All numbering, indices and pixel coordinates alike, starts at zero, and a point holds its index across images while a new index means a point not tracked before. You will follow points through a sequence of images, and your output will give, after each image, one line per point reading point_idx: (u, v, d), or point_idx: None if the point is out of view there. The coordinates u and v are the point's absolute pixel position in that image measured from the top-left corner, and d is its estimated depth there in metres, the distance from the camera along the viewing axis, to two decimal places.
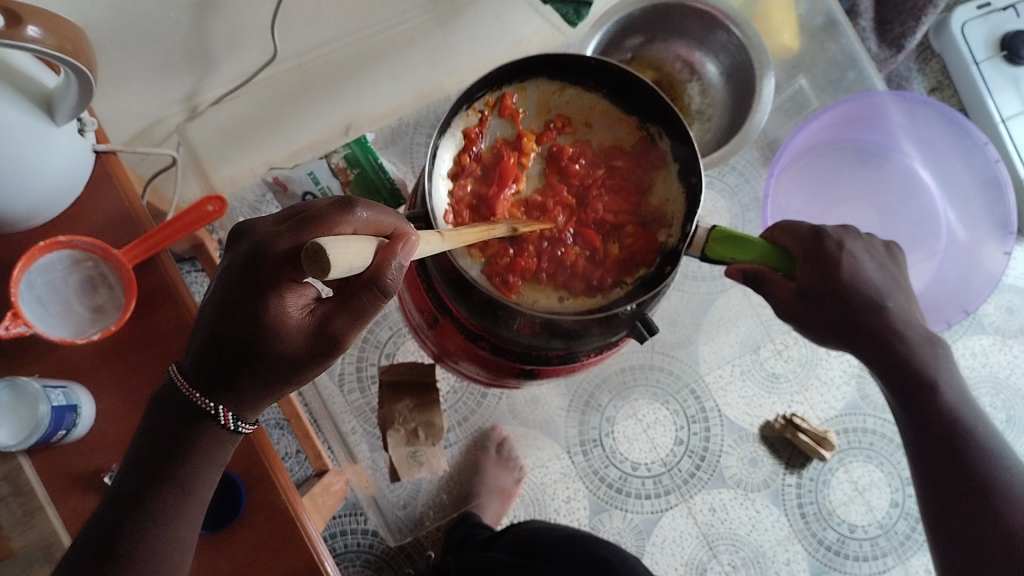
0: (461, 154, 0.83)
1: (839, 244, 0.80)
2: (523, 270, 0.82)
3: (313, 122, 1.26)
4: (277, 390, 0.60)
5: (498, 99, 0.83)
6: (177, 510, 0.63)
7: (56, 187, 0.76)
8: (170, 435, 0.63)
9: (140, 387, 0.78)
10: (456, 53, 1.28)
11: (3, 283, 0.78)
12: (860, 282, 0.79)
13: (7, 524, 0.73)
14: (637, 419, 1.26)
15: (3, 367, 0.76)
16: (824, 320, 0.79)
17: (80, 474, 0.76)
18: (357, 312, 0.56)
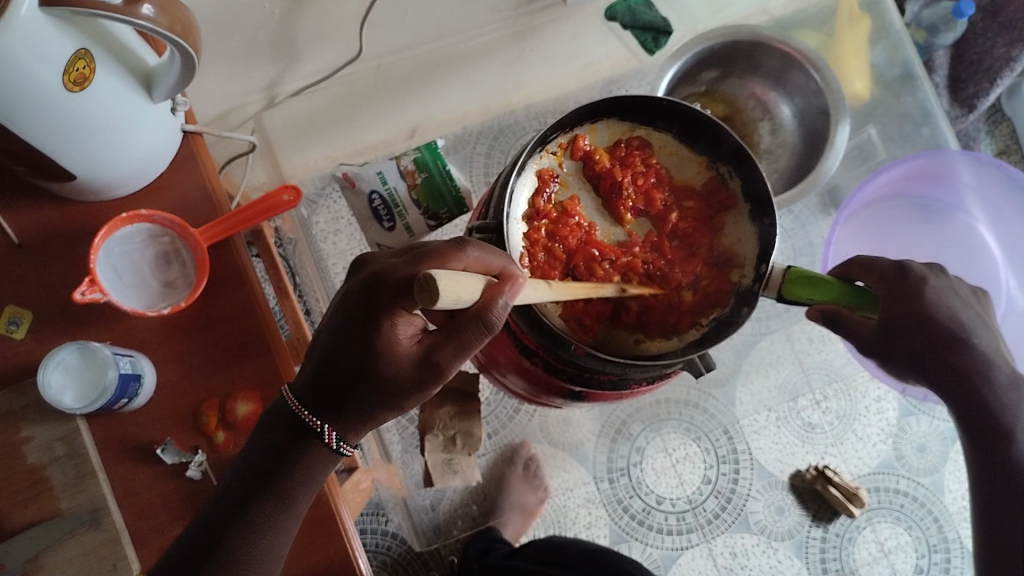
0: (535, 195, 0.82)
1: (922, 279, 0.77)
2: (599, 313, 0.82)
3: (379, 124, 1.26)
4: (381, 414, 0.64)
5: (571, 142, 0.83)
6: (271, 522, 0.66)
7: (143, 162, 0.79)
8: (276, 456, 0.66)
9: (200, 366, 0.80)
10: (528, 70, 1.28)
11: (81, 248, 0.81)
12: (942, 315, 0.75)
13: (59, 483, 0.74)
14: (667, 453, 1.25)
15: (73, 331, 0.78)
16: (908, 355, 0.75)
17: (134, 444, 0.77)
18: (461, 344, 0.60)
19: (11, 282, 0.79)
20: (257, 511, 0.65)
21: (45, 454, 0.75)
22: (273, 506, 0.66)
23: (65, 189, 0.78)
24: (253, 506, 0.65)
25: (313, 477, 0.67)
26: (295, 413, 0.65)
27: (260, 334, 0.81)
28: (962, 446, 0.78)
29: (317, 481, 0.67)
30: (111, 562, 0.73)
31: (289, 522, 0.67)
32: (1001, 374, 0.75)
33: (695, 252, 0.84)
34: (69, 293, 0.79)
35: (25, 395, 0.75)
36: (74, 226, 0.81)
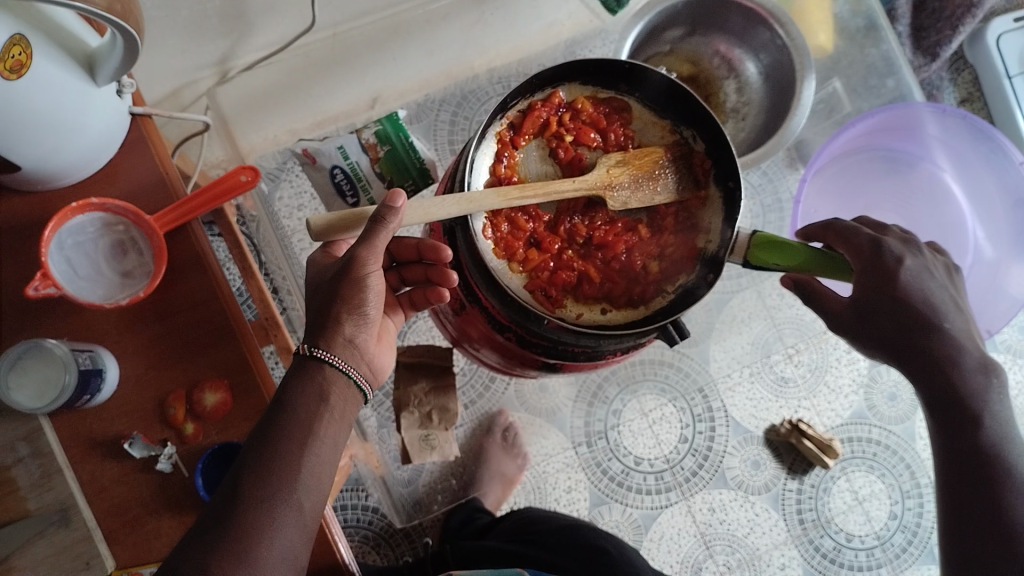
0: (496, 163, 0.76)
1: (897, 259, 0.76)
2: (564, 283, 0.77)
3: (339, 93, 1.23)
4: (337, 319, 0.67)
5: (529, 110, 0.77)
6: (285, 433, 0.62)
7: (92, 149, 0.76)
8: (285, 383, 0.65)
9: (163, 357, 0.78)
10: (491, 33, 1.26)
11: (31, 242, 0.78)
12: (915, 293, 0.75)
13: (25, 483, 0.73)
14: (643, 414, 1.25)
15: (30, 325, 0.76)
16: (881, 337, 0.76)
17: (101, 440, 0.75)
18: (367, 235, 0.65)
19: None
20: (283, 417, 0.63)
21: (8, 454, 0.73)
22: (298, 414, 0.63)
23: (11, 179, 0.74)
24: (281, 419, 0.62)
25: (323, 398, 0.64)
26: None
27: (224, 318, 0.79)
28: (929, 424, 0.79)
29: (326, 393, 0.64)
30: (85, 560, 0.72)
31: (314, 438, 0.62)
32: (970, 359, 0.75)
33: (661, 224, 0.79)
34: (22, 289, 0.76)
35: None
36: (22, 219, 0.78)
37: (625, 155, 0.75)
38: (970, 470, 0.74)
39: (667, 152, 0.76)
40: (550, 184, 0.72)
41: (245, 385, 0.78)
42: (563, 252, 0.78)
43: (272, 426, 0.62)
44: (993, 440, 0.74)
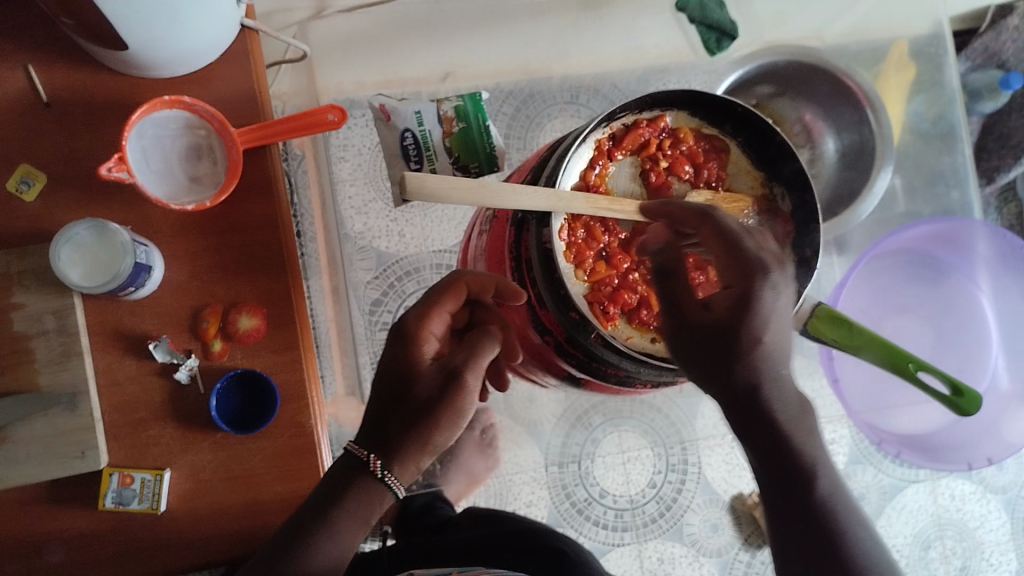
0: (588, 168, 0.75)
1: (769, 287, 0.62)
2: (623, 303, 0.76)
3: (415, 58, 1.22)
4: (420, 441, 0.70)
5: (633, 126, 0.76)
6: (318, 542, 0.70)
7: (196, 50, 0.76)
8: (338, 492, 0.71)
9: (208, 270, 0.77)
10: (578, 39, 1.26)
11: (110, 123, 0.77)
12: (768, 340, 0.63)
13: (43, 357, 0.72)
14: (620, 449, 1.25)
15: (89, 203, 0.75)
16: (719, 374, 0.64)
17: (126, 333, 0.74)
18: (476, 355, 0.71)
19: (30, 138, 0.75)
20: (325, 528, 0.70)
21: (33, 324, 0.72)
22: (336, 529, 0.70)
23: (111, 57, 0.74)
24: (320, 529, 0.70)
25: (361, 513, 0.71)
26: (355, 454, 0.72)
27: (276, 247, 0.78)
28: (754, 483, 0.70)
29: (369, 514, 0.72)
30: (81, 450, 0.71)
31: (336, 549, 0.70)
32: (794, 411, 0.66)
33: None
34: (92, 167, 0.76)
35: (24, 260, 0.72)
36: (108, 99, 0.77)
37: (714, 196, 0.76)
38: (815, 541, 0.65)
39: (754, 204, 0.77)
40: (641, 203, 0.72)
41: (282, 317, 0.77)
42: (629, 272, 0.77)
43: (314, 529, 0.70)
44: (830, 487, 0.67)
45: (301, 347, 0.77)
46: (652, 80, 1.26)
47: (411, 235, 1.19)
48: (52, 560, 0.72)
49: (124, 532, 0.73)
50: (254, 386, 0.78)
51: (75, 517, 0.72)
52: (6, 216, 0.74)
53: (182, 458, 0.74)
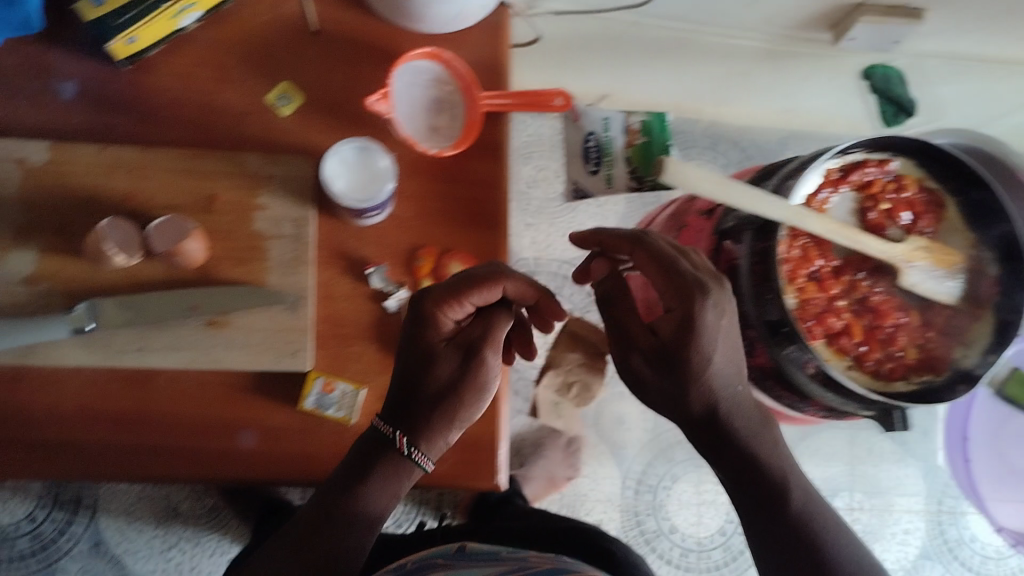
0: (816, 194, 0.81)
1: (710, 308, 0.66)
2: (828, 325, 0.83)
3: (590, 75, 1.29)
4: (442, 417, 0.69)
5: (865, 164, 0.82)
6: (346, 521, 0.68)
7: (458, 16, 0.79)
8: (364, 465, 0.69)
9: (430, 214, 0.82)
10: (743, 92, 1.34)
11: (365, 58, 0.80)
12: (715, 355, 0.67)
13: (276, 259, 0.78)
14: (697, 491, 1.32)
15: (337, 129, 0.80)
16: (669, 393, 0.69)
17: (348, 255, 0.81)
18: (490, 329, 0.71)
19: (293, 57, 0.80)
20: (344, 500, 0.68)
21: (272, 227, 0.78)
22: (356, 502, 0.68)
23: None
24: (341, 505, 0.68)
25: (388, 487, 0.69)
26: (380, 433, 0.70)
27: (492, 205, 0.83)
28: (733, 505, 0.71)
29: (397, 486, 0.69)
30: (293, 349, 0.77)
31: (364, 528, 0.69)
32: (753, 426, 0.69)
33: (928, 317, 0.85)
34: (343, 95, 0.80)
35: (275, 166, 0.78)
36: (366, 37, 0.81)
37: (931, 244, 0.82)
38: (792, 552, 0.66)
39: (962, 260, 0.83)
40: (866, 239, 0.78)
41: None
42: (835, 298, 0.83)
43: (337, 504, 0.68)
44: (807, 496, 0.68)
45: None
46: (803, 142, 1.39)
47: (541, 243, 1.34)
48: (244, 447, 0.76)
49: (311, 434, 0.78)
50: None
51: (271, 411, 0.78)
52: (258, 121, 0.79)
53: (377, 382, 0.79)
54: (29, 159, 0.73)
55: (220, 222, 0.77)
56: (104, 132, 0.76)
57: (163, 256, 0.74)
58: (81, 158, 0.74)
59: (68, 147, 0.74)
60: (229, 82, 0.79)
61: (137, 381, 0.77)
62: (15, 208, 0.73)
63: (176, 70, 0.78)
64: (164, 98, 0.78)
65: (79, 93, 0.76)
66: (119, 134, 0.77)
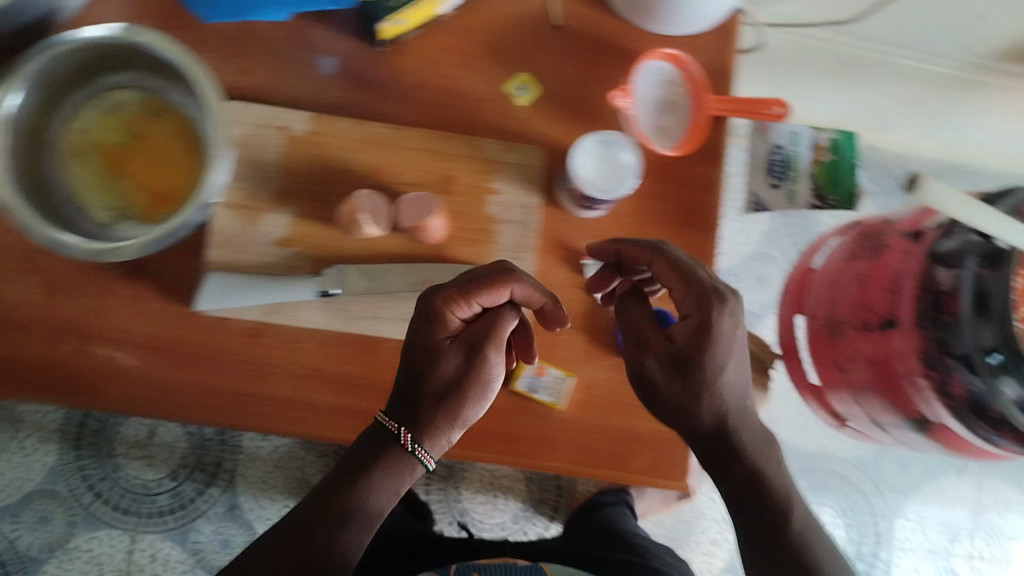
0: None
1: (728, 317, 0.66)
2: None
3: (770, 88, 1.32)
4: (447, 414, 0.68)
5: None
6: (348, 514, 0.66)
7: (699, 19, 0.81)
8: (365, 459, 0.68)
9: (645, 213, 0.84)
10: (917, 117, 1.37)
11: (601, 57, 0.84)
12: (728, 366, 0.67)
13: (503, 243, 0.82)
14: None
15: (568, 122, 0.84)
16: (679, 404, 0.68)
17: (566, 245, 0.83)
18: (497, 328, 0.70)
19: (536, 48, 0.84)
20: (345, 490, 0.67)
21: (503, 211, 0.82)
22: (360, 493, 0.67)
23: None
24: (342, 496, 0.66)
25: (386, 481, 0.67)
26: (385, 430, 0.69)
27: (707, 208, 0.84)
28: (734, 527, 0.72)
29: (396, 481, 0.68)
30: None
31: (360, 522, 0.66)
32: (762, 450, 0.70)
33: None
34: (577, 91, 0.84)
35: (511, 154, 0.82)
36: (605, 36, 0.84)
37: None
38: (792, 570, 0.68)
39: None
40: None
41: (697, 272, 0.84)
42: None
43: (342, 494, 0.66)
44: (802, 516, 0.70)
45: None
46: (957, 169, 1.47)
47: None
48: None
49: (519, 414, 0.82)
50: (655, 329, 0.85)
51: None
52: (496, 109, 0.83)
53: (581, 369, 0.84)
54: (292, 128, 0.79)
55: (457, 203, 0.81)
56: (357, 108, 0.82)
57: (408, 231, 0.79)
58: (340, 132, 0.80)
59: (328, 121, 0.80)
60: (475, 68, 0.83)
61: (365, 351, 0.81)
62: (277, 175, 0.79)
63: (429, 52, 0.83)
64: (414, 80, 0.82)
65: (339, 70, 0.82)
66: (369, 111, 0.82)
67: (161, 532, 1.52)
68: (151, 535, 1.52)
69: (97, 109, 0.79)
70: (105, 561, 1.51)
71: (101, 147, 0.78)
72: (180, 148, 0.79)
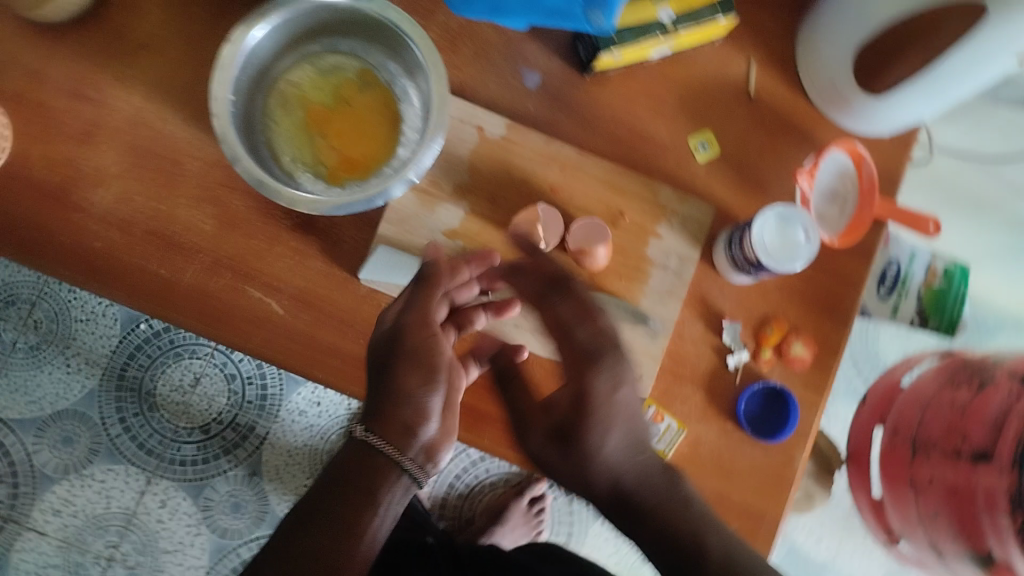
0: None
1: (602, 378, 0.74)
2: None
3: None
4: (396, 398, 0.71)
5: None
6: (339, 514, 0.67)
7: (887, 127, 0.86)
8: (347, 474, 0.69)
9: (787, 290, 0.88)
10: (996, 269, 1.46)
11: (782, 137, 0.89)
12: (614, 423, 0.74)
13: (655, 285, 0.84)
14: None
15: (737, 187, 0.88)
16: (571, 477, 0.75)
17: (708, 302, 0.86)
18: (424, 298, 0.74)
19: (724, 113, 0.88)
20: (337, 487, 0.68)
21: (661, 257, 0.85)
22: (348, 491, 0.68)
23: (838, 53, 0.82)
24: (329, 497, 0.68)
25: (366, 491, 0.68)
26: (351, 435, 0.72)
27: (844, 302, 0.89)
28: None
29: (384, 484, 0.69)
30: (639, 372, 0.83)
31: (350, 520, 0.67)
32: (680, 498, 0.72)
33: None
34: (753, 163, 0.88)
35: (681, 205, 0.85)
36: (792, 120, 0.89)
37: None
38: None
39: None
40: None
41: (821, 359, 0.88)
42: None
43: (331, 496, 0.68)
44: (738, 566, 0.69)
45: (823, 394, 0.87)
46: None
47: None
48: None
49: None
50: (771, 407, 0.87)
51: None
52: (676, 160, 0.87)
53: (695, 424, 0.85)
54: (488, 130, 0.83)
55: (621, 238, 0.84)
56: (549, 127, 0.86)
57: (574, 254, 0.82)
58: (529, 145, 0.84)
59: (522, 132, 0.84)
60: (665, 119, 0.87)
61: None
62: (463, 170, 0.83)
63: (626, 92, 0.87)
64: (607, 115, 0.87)
65: (540, 86, 0.86)
66: (559, 132, 0.86)
67: (178, 481, 1.50)
68: (167, 482, 1.49)
69: (313, 67, 0.82)
70: (115, 496, 1.48)
71: (307, 103, 0.82)
72: (380, 122, 0.82)
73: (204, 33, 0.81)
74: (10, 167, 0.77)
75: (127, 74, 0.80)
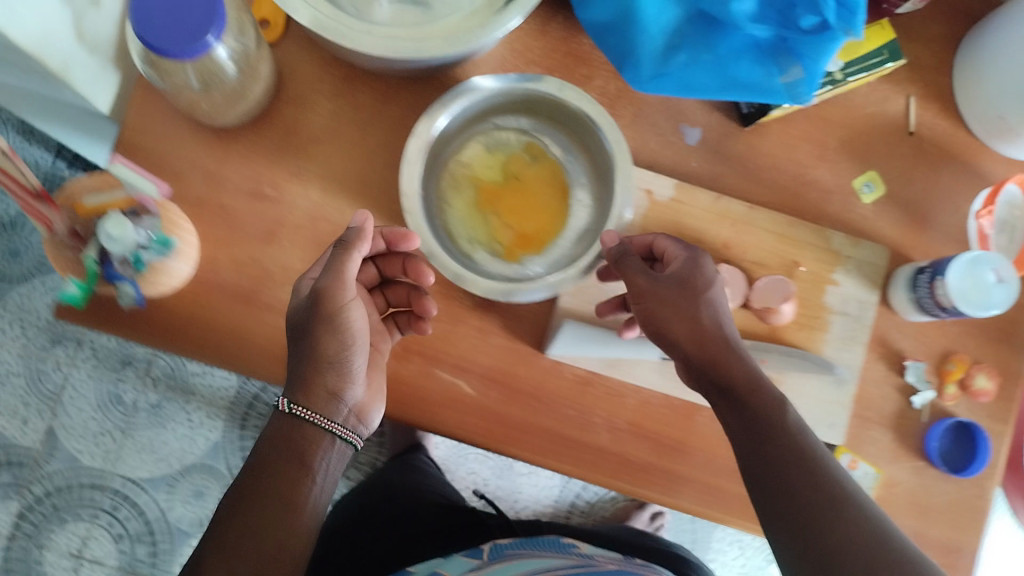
0: None
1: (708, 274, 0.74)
2: None
3: None
4: (313, 364, 0.69)
5: None
6: (266, 494, 0.66)
7: None
8: (264, 454, 0.68)
9: (963, 323, 0.87)
10: None
11: (945, 170, 0.88)
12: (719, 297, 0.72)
13: (836, 333, 0.84)
14: None
15: (905, 225, 0.87)
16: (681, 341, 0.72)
17: (886, 343, 0.86)
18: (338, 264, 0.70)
19: (887, 151, 0.87)
20: (261, 468, 0.67)
21: (840, 303, 0.84)
22: (273, 468, 0.67)
23: (1009, 82, 0.81)
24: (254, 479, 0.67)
25: (301, 463, 0.68)
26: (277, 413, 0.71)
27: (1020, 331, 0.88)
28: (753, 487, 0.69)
29: (304, 456, 0.68)
30: (831, 421, 0.83)
31: (277, 489, 0.66)
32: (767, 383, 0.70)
33: None
34: (919, 199, 0.87)
35: (855, 250, 0.85)
36: (955, 151, 0.88)
37: None
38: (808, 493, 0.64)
39: None
40: None
41: (1004, 389, 0.87)
42: None
43: (255, 475, 0.67)
44: (811, 450, 0.67)
45: (1009, 423, 0.86)
46: None
47: None
48: None
49: None
50: (959, 442, 0.86)
51: None
52: (842, 203, 0.86)
53: (887, 465, 0.85)
54: (656, 192, 0.83)
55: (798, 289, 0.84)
56: (712, 182, 0.85)
57: (758, 313, 0.82)
58: (698, 203, 0.83)
59: (690, 191, 0.83)
60: (828, 162, 0.86)
61: (683, 415, 0.83)
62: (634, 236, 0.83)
63: (788, 139, 0.86)
64: (769, 163, 0.86)
65: (700, 141, 0.85)
66: (723, 186, 0.85)
67: None
68: None
69: (481, 144, 0.82)
70: None
71: (478, 179, 0.82)
72: (550, 195, 0.82)
73: (368, 120, 0.80)
74: (202, 274, 0.77)
75: (301, 169, 0.79)
